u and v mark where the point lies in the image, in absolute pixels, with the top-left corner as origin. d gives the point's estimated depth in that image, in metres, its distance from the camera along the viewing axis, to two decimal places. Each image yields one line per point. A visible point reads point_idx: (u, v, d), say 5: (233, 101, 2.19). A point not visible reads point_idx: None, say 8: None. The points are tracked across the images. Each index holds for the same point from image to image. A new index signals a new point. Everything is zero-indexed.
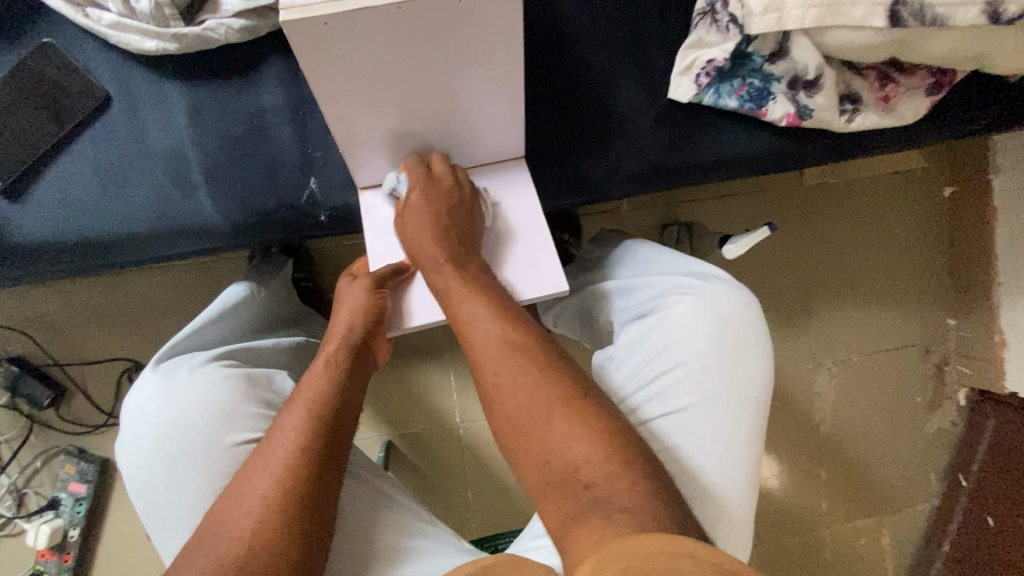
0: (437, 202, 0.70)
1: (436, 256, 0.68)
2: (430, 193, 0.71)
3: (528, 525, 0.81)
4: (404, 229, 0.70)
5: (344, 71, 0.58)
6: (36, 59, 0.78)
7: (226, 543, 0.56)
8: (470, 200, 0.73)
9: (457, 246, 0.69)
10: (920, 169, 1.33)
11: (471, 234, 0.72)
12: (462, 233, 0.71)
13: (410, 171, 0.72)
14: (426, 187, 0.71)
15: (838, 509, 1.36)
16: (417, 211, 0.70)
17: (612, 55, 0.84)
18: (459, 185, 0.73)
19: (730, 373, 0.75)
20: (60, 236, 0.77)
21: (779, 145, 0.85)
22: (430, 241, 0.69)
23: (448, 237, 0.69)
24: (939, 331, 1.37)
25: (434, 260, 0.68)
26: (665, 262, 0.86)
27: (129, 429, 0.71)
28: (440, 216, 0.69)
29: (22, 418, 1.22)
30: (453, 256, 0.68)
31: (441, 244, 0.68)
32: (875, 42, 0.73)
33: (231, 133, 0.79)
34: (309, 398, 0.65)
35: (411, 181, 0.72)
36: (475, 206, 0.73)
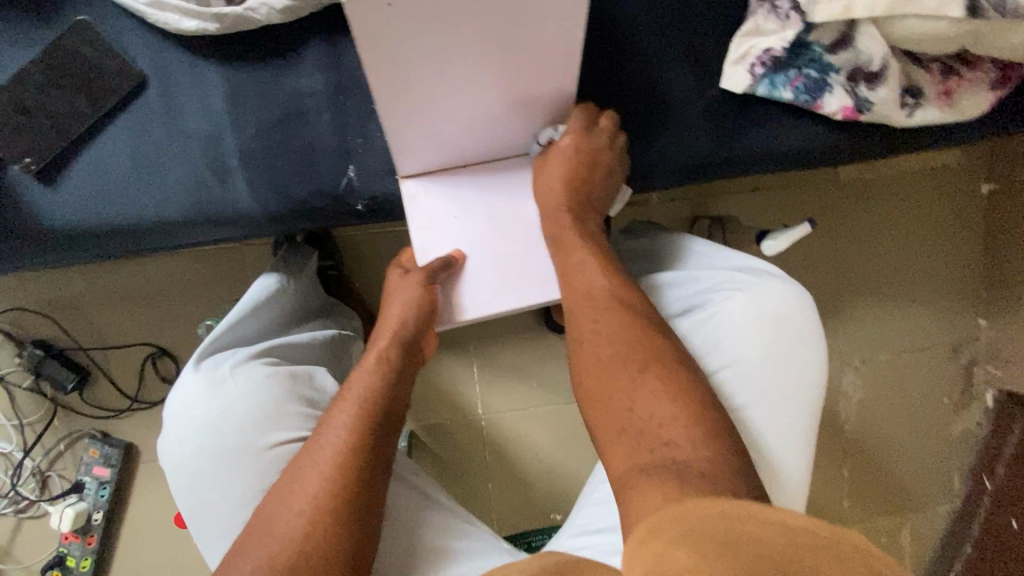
0: (585, 156, 0.72)
1: (559, 211, 0.72)
2: (582, 145, 0.71)
3: (566, 524, 0.80)
4: (543, 171, 0.73)
5: (402, 54, 0.55)
6: (70, 37, 0.75)
7: (276, 543, 0.55)
8: (611, 159, 0.73)
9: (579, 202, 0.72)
10: (958, 165, 1.29)
11: (597, 192, 0.75)
12: (591, 193, 0.74)
13: (574, 120, 0.72)
14: (580, 140, 0.71)
15: (860, 507, 1.35)
16: (563, 160, 0.71)
17: (664, 41, 0.80)
18: (609, 149, 0.73)
19: (785, 375, 0.73)
20: (96, 222, 0.75)
21: (832, 140, 0.82)
22: (563, 195, 0.72)
23: (577, 193, 0.73)
24: (970, 331, 1.33)
25: (557, 215, 0.72)
26: (711, 258, 0.83)
27: (171, 424, 0.70)
28: (578, 174, 0.72)
29: (46, 401, 1.21)
30: (575, 212, 0.72)
31: (570, 200, 0.72)
32: (948, 33, 0.71)
33: (270, 118, 0.76)
34: (356, 394, 0.64)
35: (570, 130, 0.72)
36: (614, 164, 0.74)
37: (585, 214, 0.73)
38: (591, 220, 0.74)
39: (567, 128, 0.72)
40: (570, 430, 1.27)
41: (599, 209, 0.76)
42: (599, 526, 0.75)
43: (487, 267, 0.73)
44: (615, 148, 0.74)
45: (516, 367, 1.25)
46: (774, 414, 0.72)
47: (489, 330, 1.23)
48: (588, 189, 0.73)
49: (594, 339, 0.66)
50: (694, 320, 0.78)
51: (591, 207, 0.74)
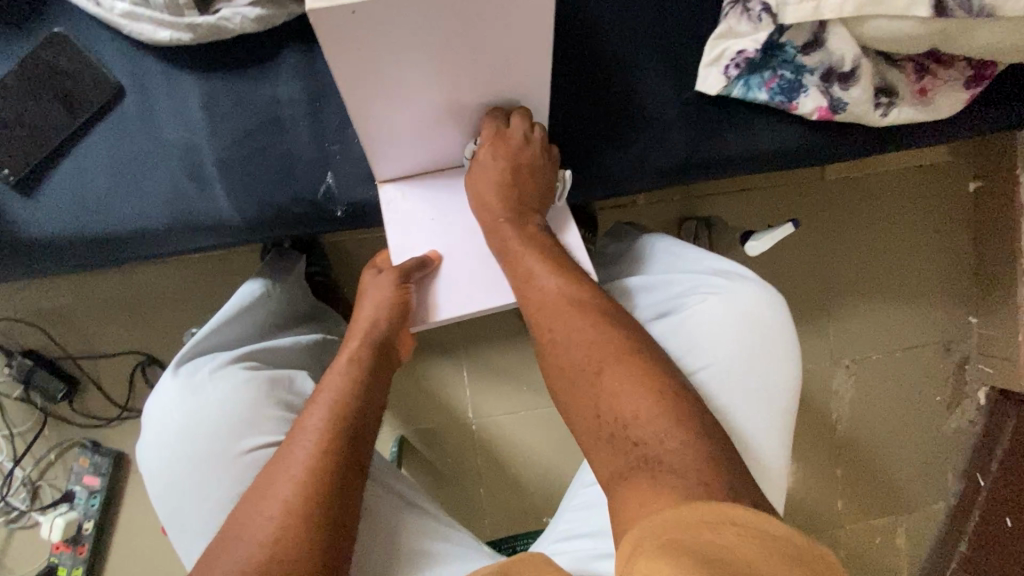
0: (508, 158, 0.70)
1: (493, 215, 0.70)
2: (502, 150, 0.70)
3: (549, 528, 0.80)
4: (472, 183, 0.72)
5: (370, 59, 0.56)
6: (47, 50, 0.76)
7: (246, 547, 0.55)
8: (536, 157, 0.72)
9: (508, 203, 0.70)
10: (945, 162, 1.29)
11: (534, 193, 0.73)
12: (524, 193, 0.72)
13: (484, 130, 0.70)
14: (497, 146, 0.70)
15: (853, 507, 1.34)
16: (487, 170, 0.70)
17: (640, 44, 0.81)
18: (530, 146, 0.71)
19: (759, 376, 0.73)
20: (74, 231, 0.75)
21: (809, 140, 0.82)
22: (495, 199, 0.70)
23: (510, 196, 0.71)
24: (960, 329, 1.33)
25: (496, 221, 0.70)
26: (685, 260, 0.84)
27: (150, 431, 0.70)
28: (506, 176, 0.70)
29: (35, 411, 1.21)
30: (513, 217, 0.70)
31: (503, 203, 0.70)
32: (919, 32, 0.71)
33: (247, 126, 0.77)
34: (330, 397, 0.64)
35: (485, 141, 0.71)
36: (542, 162, 0.73)
37: (524, 214, 0.71)
38: (531, 220, 0.71)
39: (480, 141, 0.71)
40: (560, 433, 1.27)
41: (540, 209, 0.74)
42: (580, 530, 0.74)
43: (464, 269, 0.73)
44: (540, 147, 0.73)
45: (505, 371, 1.25)
46: (750, 413, 0.72)
47: (477, 334, 1.23)
48: (521, 191, 0.72)
49: (556, 347, 0.65)
50: (668, 322, 0.78)
51: (529, 208, 0.72)
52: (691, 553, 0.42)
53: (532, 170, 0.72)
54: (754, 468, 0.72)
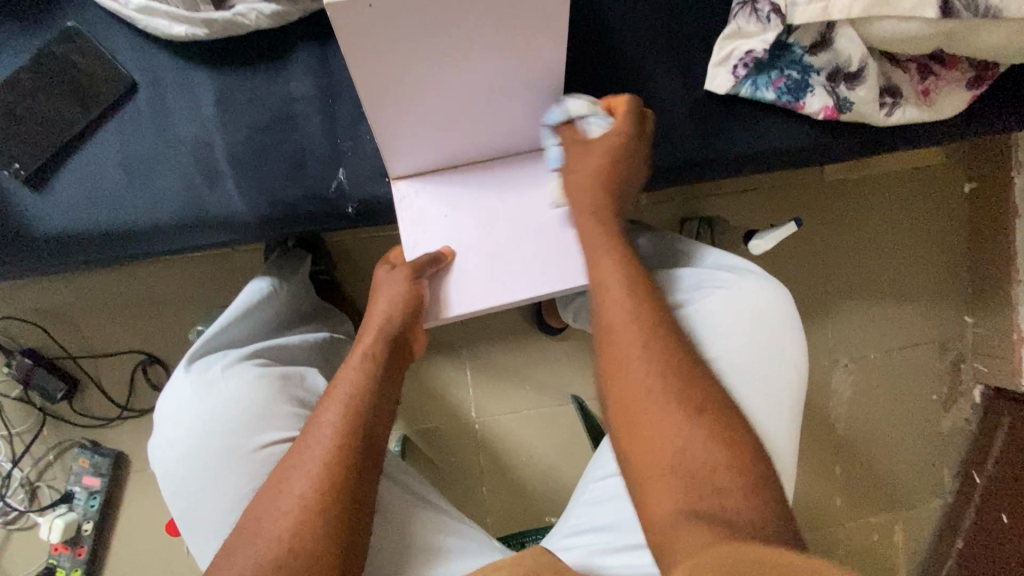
0: (621, 151, 0.69)
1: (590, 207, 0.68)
2: (625, 137, 0.69)
3: (559, 524, 0.81)
4: (583, 160, 0.69)
5: (387, 55, 0.56)
6: (60, 44, 0.76)
7: (264, 543, 0.55)
8: (642, 154, 0.72)
9: (608, 195, 0.68)
10: (941, 164, 1.31)
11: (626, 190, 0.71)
12: (624, 191, 0.70)
13: (616, 120, 0.69)
14: (626, 130, 0.69)
15: (852, 504, 1.35)
16: (606, 150, 0.68)
17: (649, 44, 0.82)
18: (637, 147, 0.71)
19: (767, 371, 0.74)
20: (85, 227, 0.75)
21: (814, 140, 0.83)
22: (598, 190, 0.68)
23: (612, 192, 0.69)
24: (955, 328, 1.36)
25: (595, 212, 0.68)
26: (694, 257, 0.85)
27: (162, 427, 0.70)
28: (611, 170, 0.68)
29: (34, 411, 1.20)
30: (611, 208, 0.68)
31: (607, 197, 0.68)
32: (924, 33, 0.73)
33: (259, 122, 0.77)
34: (344, 392, 0.64)
35: (617, 123, 0.70)
36: (642, 162, 0.72)
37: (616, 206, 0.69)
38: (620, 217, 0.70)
39: (611, 122, 0.70)
40: (563, 432, 1.27)
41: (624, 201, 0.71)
42: (590, 526, 0.75)
43: (474, 265, 0.74)
44: (646, 146, 0.72)
45: (509, 370, 1.25)
46: (758, 408, 0.73)
47: (481, 333, 1.24)
48: (621, 182, 0.69)
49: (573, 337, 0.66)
50: (677, 317, 0.79)
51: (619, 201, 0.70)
52: None
53: (635, 167, 0.71)
54: None
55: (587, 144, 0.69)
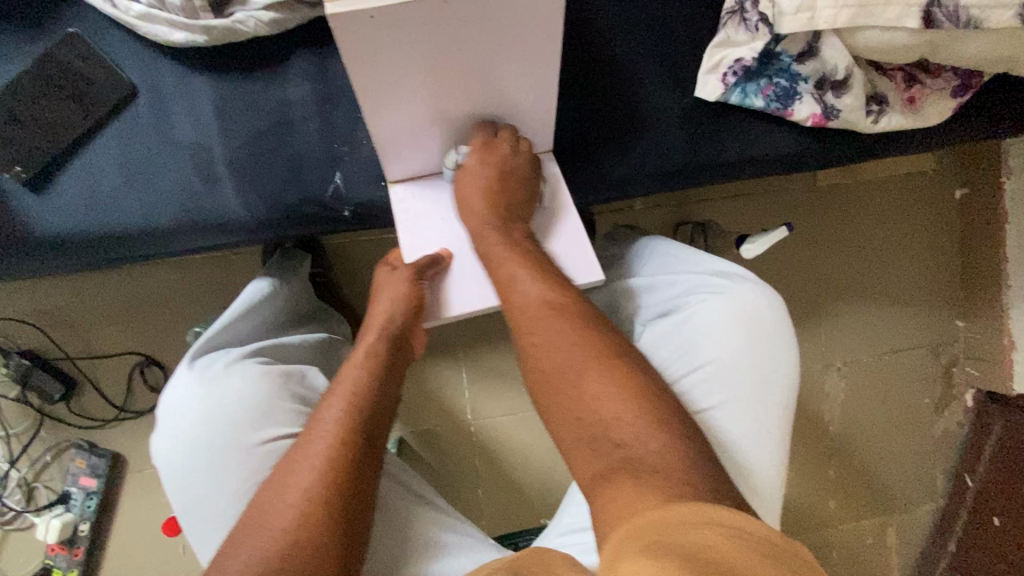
0: (494, 167, 0.71)
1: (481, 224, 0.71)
2: (488, 158, 0.71)
3: (553, 523, 0.81)
4: (460, 189, 0.72)
5: (385, 62, 0.58)
6: (61, 49, 0.77)
7: (269, 535, 0.56)
8: (524, 167, 0.73)
9: (491, 213, 0.71)
10: (932, 170, 1.33)
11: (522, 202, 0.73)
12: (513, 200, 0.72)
13: (474, 140, 0.72)
14: (484, 154, 0.71)
15: (845, 507, 1.36)
16: (476, 174, 0.71)
17: (641, 51, 0.84)
18: (514, 155, 0.72)
19: (759, 370, 0.75)
20: (85, 229, 0.76)
21: (803, 146, 0.85)
22: (479, 204, 0.71)
23: (498, 202, 0.71)
24: (948, 331, 1.37)
25: (482, 225, 0.71)
26: (685, 260, 0.86)
27: (163, 426, 0.71)
28: (493, 184, 0.71)
29: (32, 412, 1.21)
30: (500, 221, 0.71)
31: (490, 207, 0.71)
32: (907, 43, 0.74)
33: (258, 127, 0.78)
34: (347, 390, 0.66)
35: (473, 148, 0.72)
36: (529, 173, 0.74)
37: (508, 223, 0.71)
38: (516, 227, 0.72)
39: (468, 147, 0.72)
40: None
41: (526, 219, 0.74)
42: (582, 524, 0.76)
43: (472, 265, 0.74)
44: (527, 158, 0.74)
45: (504, 372, 1.26)
46: (752, 407, 0.74)
47: (477, 335, 1.25)
48: (507, 198, 0.72)
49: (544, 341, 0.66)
50: (672, 319, 0.80)
51: (515, 217, 0.73)
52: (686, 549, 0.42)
53: (523, 179, 0.73)
54: (755, 460, 0.74)
55: (459, 170, 0.73)
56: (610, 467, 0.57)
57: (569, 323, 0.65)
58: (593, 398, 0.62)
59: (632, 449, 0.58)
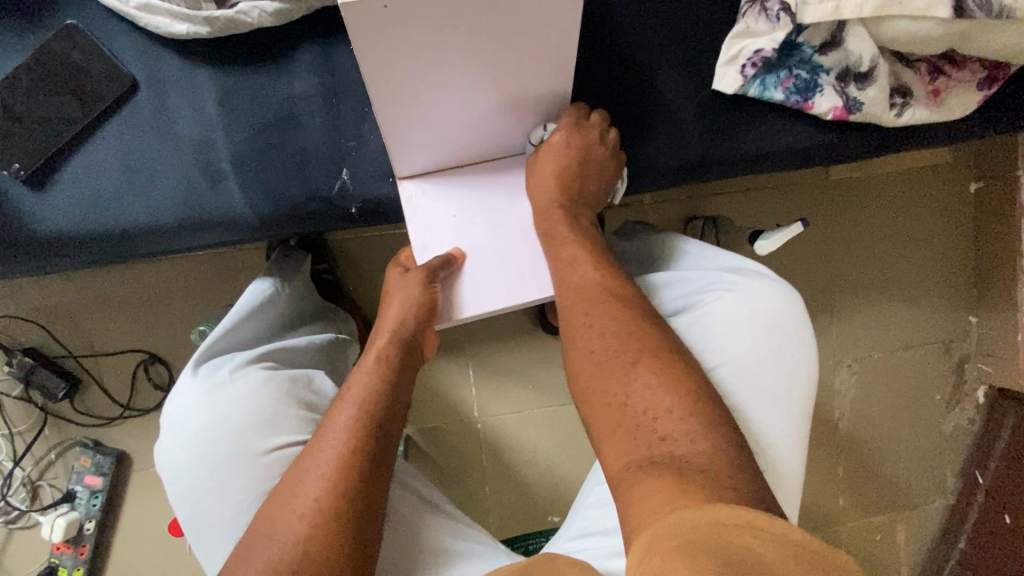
0: (579, 149, 0.71)
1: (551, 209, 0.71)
2: (574, 140, 0.71)
3: (564, 526, 0.80)
4: (536, 167, 0.72)
5: (397, 55, 0.55)
6: (59, 42, 0.75)
7: (279, 546, 0.55)
8: (603, 154, 0.73)
9: (566, 197, 0.71)
10: (948, 163, 1.30)
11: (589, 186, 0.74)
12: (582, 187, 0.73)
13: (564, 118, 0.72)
14: (573, 134, 0.71)
15: (855, 505, 1.35)
16: (558, 154, 0.71)
17: (657, 42, 0.81)
18: (598, 143, 0.73)
19: (778, 370, 0.73)
20: (86, 227, 0.74)
21: (823, 140, 0.83)
22: (553, 187, 0.71)
23: (570, 185, 0.72)
24: (961, 328, 1.35)
25: (550, 209, 0.71)
26: (701, 257, 0.84)
27: (168, 432, 0.69)
28: (570, 167, 0.71)
29: (35, 410, 1.19)
30: (567, 207, 0.71)
31: (562, 190, 0.71)
32: (936, 34, 0.72)
33: (263, 122, 0.76)
34: (357, 395, 0.64)
35: (561, 127, 0.71)
36: (607, 160, 0.74)
37: (576, 208, 0.73)
38: (583, 214, 0.73)
39: (559, 124, 0.72)
40: (565, 432, 1.26)
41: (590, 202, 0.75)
42: (595, 529, 0.74)
43: (484, 267, 0.73)
44: (608, 146, 0.74)
45: (511, 369, 1.24)
46: (770, 409, 0.72)
47: (484, 332, 1.23)
48: (580, 183, 0.73)
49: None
50: (687, 317, 0.78)
51: (581, 201, 0.74)
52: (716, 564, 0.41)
53: (596, 166, 0.73)
54: (773, 463, 0.72)
55: (542, 148, 0.72)
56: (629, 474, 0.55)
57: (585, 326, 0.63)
58: (611, 403, 0.60)
59: (653, 455, 0.56)
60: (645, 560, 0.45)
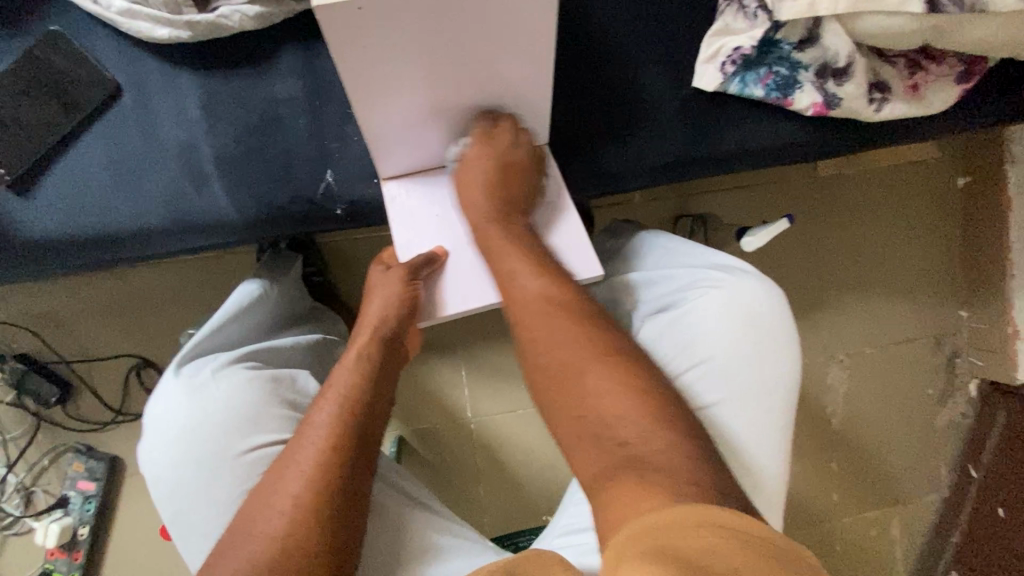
0: (491, 160, 0.70)
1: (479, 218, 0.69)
2: (486, 150, 0.70)
3: (551, 524, 0.80)
4: (460, 181, 0.71)
5: (372, 55, 0.56)
6: (42, 48, 0.76)
7: (257, 543, 0.55)
8: (523, 159, 0.72)
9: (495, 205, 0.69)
10: (935, 158, 1.31)
11: (522, 195, 0.72)
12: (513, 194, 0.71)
13: (473, 132, 0.71)
14: (484, 144, 0.70)
15: (848, 501, 1.35)
16: (473, 166, 0.70)
17: (638, 42, 0.82)
18: (517, 149, 0.71)
19: (760, 367, 0.74)
20: (70, 231, 0.75)
21: (804, 136, 0.83)
22: (479, 196, 0.69)
23: (496, 194, 0.70)
24: (951, 322, 1.35)
25: (482, 219, 0.69)
26: (686, 254, 0.85)
27: (151, 434, 0.70)
28: (491, 173, 0.69)
29: (29, 417, 1.20)
30: (496, 216, 0.69)
31: (489, 199, 0.69)
32: (911, 29, 0.72)
33: (246, 124, 0.77)
34: (339, 392, 0.65)
35: (473, 139, 0.70)
36: (528, 166, 0.72)
37: (510, 216, 0.70)
38: (516, 220, 0.70)
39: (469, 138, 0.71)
40: None
41: (525, 211, 0.73)
42: (581, 526, 0.75)
43: (467, 265, 0.73)
44: (527, 152, 0.73)
45: (502, 370, 1.25)
46: (752, 405, 0.73)
47: (475, 333, 1.23)
48: (507, 190, 0.71)
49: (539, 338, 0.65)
50: (672, 314, 0.79)
51: (515, 210, 0.71)
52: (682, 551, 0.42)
53: (521, 173, 0.72)
54: (757, 457, 0.72)
55: (461, 160, 0.71)
56: (607, 469, 0.56)
57: (566, 322, 0.64)
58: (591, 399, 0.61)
59: (629, 452, 0.56)
60: (614, 553, 0.45)
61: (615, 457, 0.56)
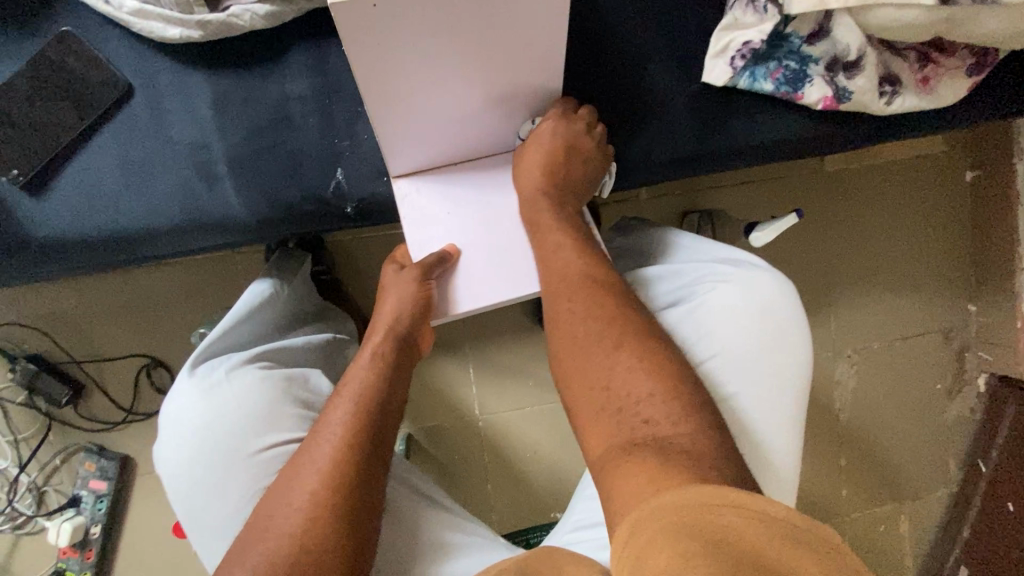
0: (564, 138, 0.72)
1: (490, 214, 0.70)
2: (562, 129, 0.72)
3: (563, 519, 0.81)
4: (525, 156, 0.73)
5: (387, 52, 0.56)
6: (54, 49, 0.76)
7: (276, 538, 0.56)
8: (590, 145, 0.74)
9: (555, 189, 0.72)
10: (942, 152, 1.30)
11: (577, 178, 0.74)
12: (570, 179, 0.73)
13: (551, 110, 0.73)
14: (559, 123, 0.72)
15: (858, 496, 1.35)
16: (543, 142, 0.72)
17: (647, 37, 0.82)
18: (586, 136, 0.74)
19: (771, 362, 0.74)
20: (84, 231, 0.75)
21: (815, 130, 0.83)
22: (540, 176, 0.71)
23: (556, 175, 0.72)
24: (959, 316, 1.35)
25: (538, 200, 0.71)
26: (695, 249, 0.84)
27: (167, 433, 0.70)
28: (557, 155, 0.71)
29: (40, 417, 1.20)
30: (554, 197, 0.72)
31: (550, 180, 0.72)
32: (923, 21, 0.72)
33: (257, 124, 0.77)
34: (355, 389, 0.65)
35: (550, 117, 0.73)
36: (593, 152, 0.75)
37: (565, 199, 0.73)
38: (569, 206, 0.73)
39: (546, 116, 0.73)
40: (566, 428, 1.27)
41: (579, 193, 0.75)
42: (594, 521, 0.75)
43: (479, 263, 0.73)
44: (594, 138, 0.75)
45: (511, 367, 1.25)
46: (764, 399, 0.73)
47: (483, 331, 1.24)
48: (567, 172, 0.73)
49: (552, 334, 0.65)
50: (683, 309, 0.79)
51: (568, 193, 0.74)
52: (702, 541, 0.42)
53: (582, 159, 0.74)
54: (769, 451, 0.73)
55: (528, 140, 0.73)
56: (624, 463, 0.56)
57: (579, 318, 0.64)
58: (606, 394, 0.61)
59: (644, 446, 0.56)
60: (634, 546, 0.45)
61: (631, 452, 0.56)
